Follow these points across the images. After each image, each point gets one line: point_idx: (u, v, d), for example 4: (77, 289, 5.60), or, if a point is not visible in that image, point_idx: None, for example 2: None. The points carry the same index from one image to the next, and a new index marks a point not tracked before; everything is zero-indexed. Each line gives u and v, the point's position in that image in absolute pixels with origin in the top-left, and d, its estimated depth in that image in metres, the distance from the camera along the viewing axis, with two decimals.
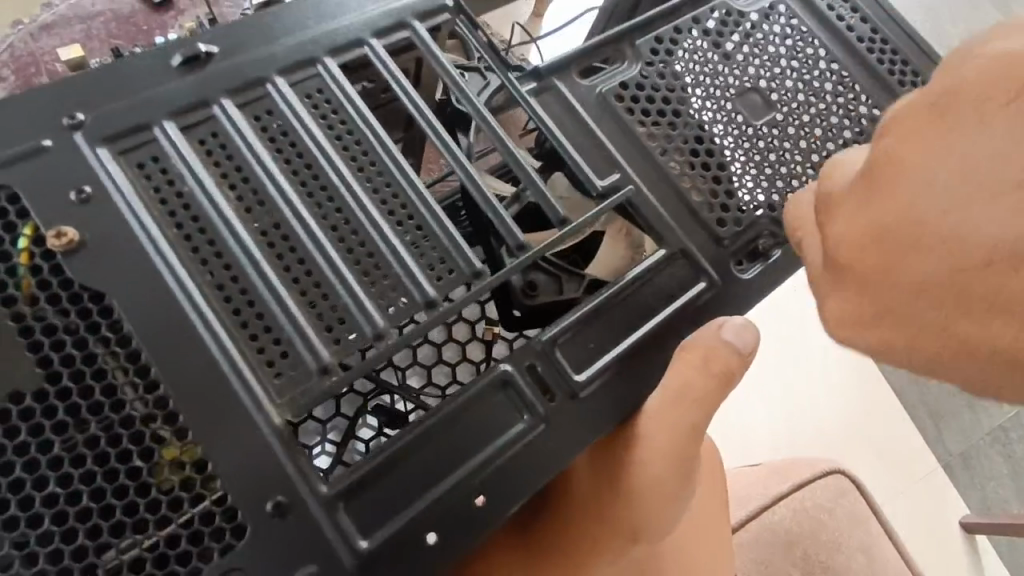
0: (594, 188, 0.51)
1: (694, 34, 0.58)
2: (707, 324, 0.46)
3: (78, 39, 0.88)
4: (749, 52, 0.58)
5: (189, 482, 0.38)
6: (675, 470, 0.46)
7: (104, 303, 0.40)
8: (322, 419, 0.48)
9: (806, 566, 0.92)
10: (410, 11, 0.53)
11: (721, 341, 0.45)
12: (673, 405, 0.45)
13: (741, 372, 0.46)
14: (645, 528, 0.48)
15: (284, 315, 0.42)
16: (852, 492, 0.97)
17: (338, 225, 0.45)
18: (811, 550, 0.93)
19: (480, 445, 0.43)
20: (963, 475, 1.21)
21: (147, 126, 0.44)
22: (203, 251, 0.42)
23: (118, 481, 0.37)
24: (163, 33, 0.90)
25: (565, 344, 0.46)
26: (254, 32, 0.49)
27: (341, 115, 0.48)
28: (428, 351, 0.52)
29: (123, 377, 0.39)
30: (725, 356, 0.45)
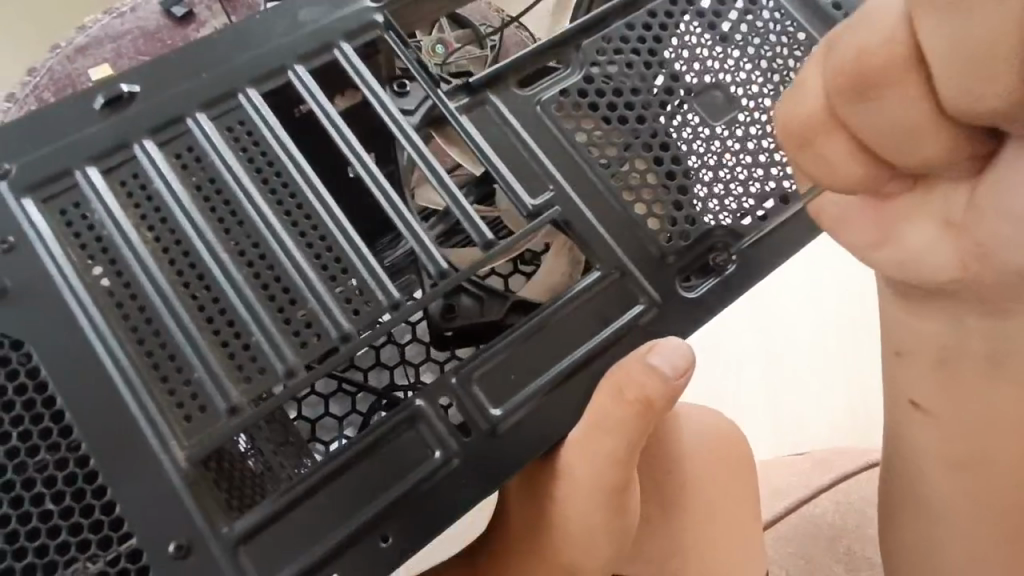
0: (525, 208, 0.48)
1: (686, 18, 0.54)
2: (633, 352, 0.43)
3: (108, 57, 0.88)
4: (749, 31, 0.54)
5: (98, 524, 0.40)
6: (596, 503, 0.45)
7: (23, 350, 0.42)
8: (339, 415, 0.51)
9: (852, 564, 0.81)
10: (338, 32, 0.51)
11: (647, 367, 0.42)
12: (594, 438, 0.43)
13: (670, 401, 0.43)
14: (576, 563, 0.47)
15: (197, 357, 0.43)
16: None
17: (254, 261, 0.45)
18: (856, 546, 0.82)
19: (391, 483, 0.42)
20: None
21: (69, 171, 0.45)
22: (119, 294, 0.43)
23: (31, 524, 0.40)
24: (186, 46, 0.89)
25: (482, 378, 0.44)
26: (177, 67, 0.49)
27: (261, 146, 0.48)
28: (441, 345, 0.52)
29: (37, 424, 0.41)
30: (653, 384, 0.42)
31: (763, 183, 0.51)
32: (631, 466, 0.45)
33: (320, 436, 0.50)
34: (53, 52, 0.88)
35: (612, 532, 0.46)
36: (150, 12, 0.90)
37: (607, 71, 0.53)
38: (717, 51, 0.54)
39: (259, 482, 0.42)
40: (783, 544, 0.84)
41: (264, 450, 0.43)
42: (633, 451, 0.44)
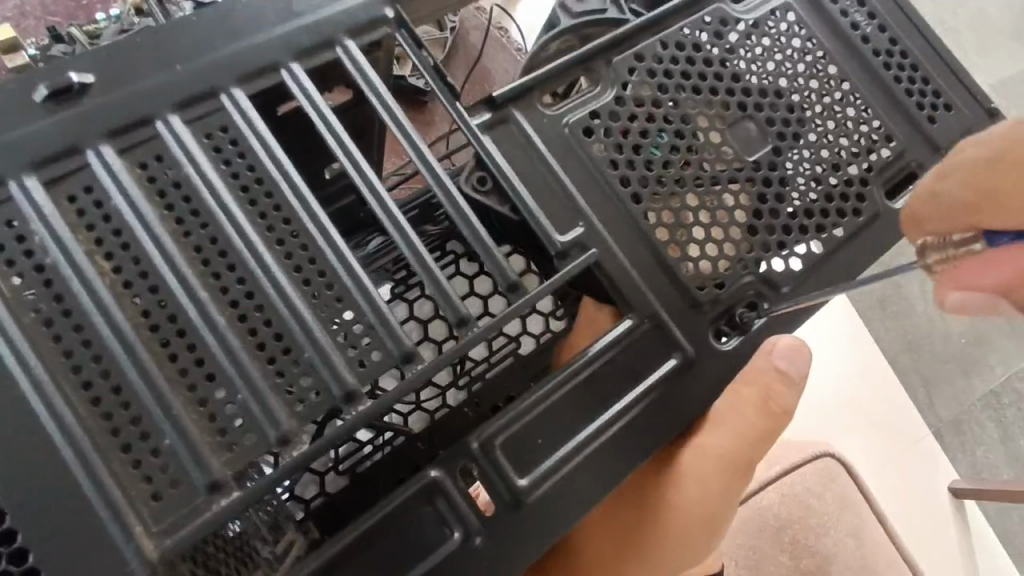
0: (553, 246, 0.43)
1: (705, 40, 0.50)
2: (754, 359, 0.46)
3: (8, 16, 0.75)
4: (766, 61, 0.51)
5: None
6: (710, 496, 0.46)
7: None
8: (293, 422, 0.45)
9: (794, 552, 0.94)
10: (340, 26, 0.44)
11: (774, 369, 0.46)
12: (714, 433, 0.45)
13: (784, 391, 0.46)
14: (659, 559, 0.48)
15: (169, 421, 0.35)
16: (841, 475, 0.95)
17: (240, 300, 0.38)
18: (799, 536, 0.94)
19: (405, 568, 0.37)
20: (953, 441, 1.18)
21: (1, 182, 0.36)
22: (68, 340, 0.35)
23: None
24: (105, 8, 0.76)
25: (507, 442, 0.39)
26: (139, 55, 0.40)
27: (248, 158, 0.40)
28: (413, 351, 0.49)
29: None
30: (778, 381, 0.46)
31: (800, 223, 0.48)
32: (738, 481, 0.47)
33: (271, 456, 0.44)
34: None
35: (694, 537, 0.48)
36: None
37: (639, 93, 0.48)
38: (735, 80, 0.50)
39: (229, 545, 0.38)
40: (734, 538, 0.93)
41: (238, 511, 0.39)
42: (745, 458, 0.46)
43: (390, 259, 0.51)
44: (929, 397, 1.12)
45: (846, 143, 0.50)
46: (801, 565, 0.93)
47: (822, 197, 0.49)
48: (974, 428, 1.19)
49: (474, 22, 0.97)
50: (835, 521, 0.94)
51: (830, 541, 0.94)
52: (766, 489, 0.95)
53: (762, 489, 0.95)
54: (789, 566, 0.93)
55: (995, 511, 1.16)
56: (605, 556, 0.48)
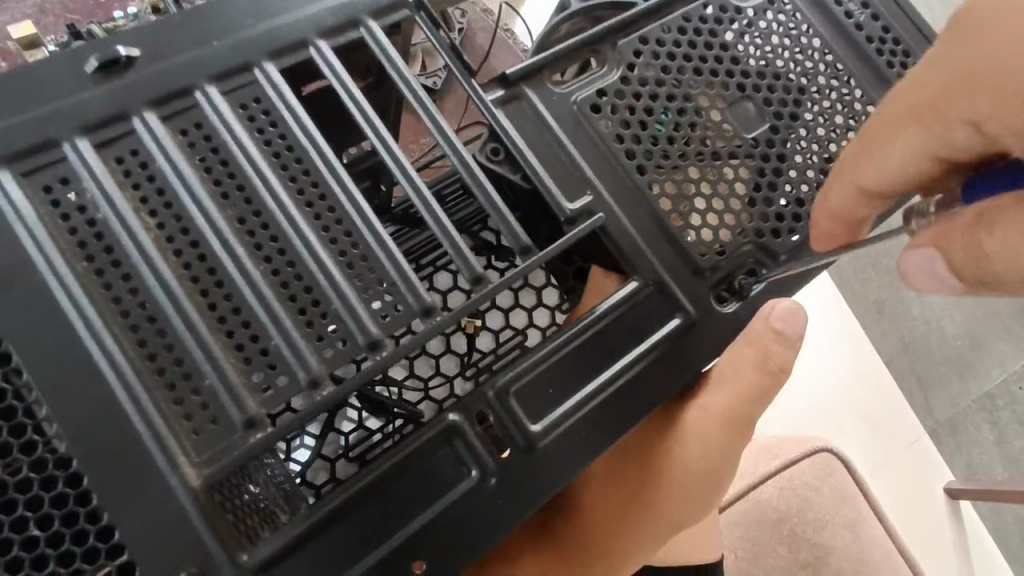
0: (562, 212, 0.46)
1: (706, 25, 0.53)
2: (754, 322, 0.47)
3: (28, 14, 0.77)
4: (764, 44, 0.54)
5: (93, 553, 0.35)
6: (709, 455, 0.48)
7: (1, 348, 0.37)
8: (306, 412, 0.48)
9: (794, 543, 0.95)
10: (365, 9, 0.47)
11: (772, 331, 0.47)
12: (711, 392, 0.48)
13: (782, 356, 0.48)
14: (659, 520, 0.50)
15: (209, 363, 0.38)
16: (840, 471, 0.98)
17: (273, 257, 0.41)
18: (798, 528, 0.96)
19: (422, 505, 0.39)
20: (950, 442, 1.20)
21: (56, 142, 0.39)
22: (116, 288, 0.38)
23: (11, 554, 0.35)
24: (125, 7, 0.79)
25: (520, 391, 0.42)
26: (181, 30, 0.43)
27: (280, 128, 0.43)
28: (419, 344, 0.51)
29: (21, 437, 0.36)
30: (775, 343, 0.48)
31: (794, 197, 0.51)
32: (739, 437, 0.49)
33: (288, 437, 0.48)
34: None
35: (693, 497, 0.50)
36: None
37: (643, 74, 0.51)
38: (734, 61, 0.53)
39: (235, 481, 0.38)
40: (733, 530, 0.97)
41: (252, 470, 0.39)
42: (742, 417, 0.48)
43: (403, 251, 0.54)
44: (925, 398, 1.19)
45: (840, 123, 0.53)
46: (800, 557, 0.95)
47: (815, 173, 0.51)
48: (969, 429, 1.21)
49: (480, 24, 1.02)
50: (834, 514, 0.96)
51: (828, 533, 0.95)
52: (767, 482, 0.97)
53: (765, 480, 0.97)
54: (789, 558, 0.95)
55: (988, 509, 1.18)
56: (611, 514, 0.50)
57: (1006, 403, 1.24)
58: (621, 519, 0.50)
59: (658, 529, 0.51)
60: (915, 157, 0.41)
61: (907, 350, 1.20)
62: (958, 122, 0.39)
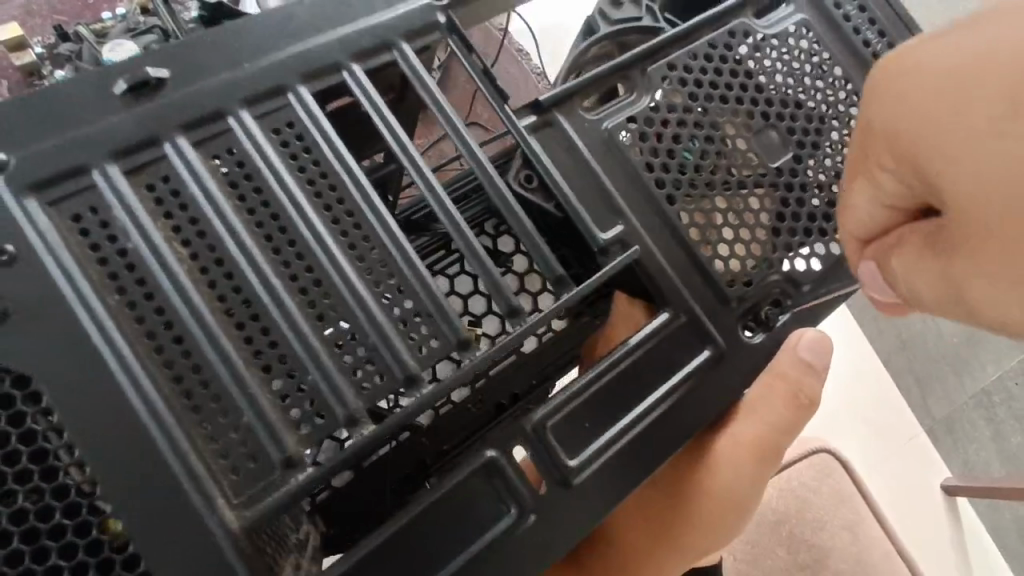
0: (596, 242, 0.46)
1: (732, 52, 0.53)
2: (782, 354, 0.48)
3: (14, 15, 0.75)
4: (789, 72, 0.54)
5: None
6: (746, 482, 0.49)
7: (30, 388, 0.35)
8: None
9: (793, 545, 0.98)
10: (397, 30, 0.46)
11: (801, 362, 0.48)
12: (743, 423, 0.48)
13: (811, 385, 0.49)
14: (693, 544, 0.51)
15: (246, 400, 0.37)
16: (836, 470, 0.99)
17: (308, 288, 0.40)
18: (797, 530, 0.98)
19: (463, 542, 0.39)
20: (946, 440, 1.21)
21: (85, 169, 0.38)
22: (149, 322, 0.37)
23: None
24: (123, 8, 0.77)
25: (557, 426, 0.42)
26: (211, 52, 0.42)
27: (314, 153, 0.42)
28: None
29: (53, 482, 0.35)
30: (806, 373, 0.49)
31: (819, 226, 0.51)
32: (770, 467, 0.50)
33: None
34: None
35: (728, 521, 0.51)
36: None
37: (671, 102, 0.51)
38: (759, 90, 0.53)
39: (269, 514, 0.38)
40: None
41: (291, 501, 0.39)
42: (775, 445, 0.49)
43: None
44: (923, 397, 1.21)
45: None
46: (799, 559, 0.97)
47: (837, 203, 0.52)
48: (966, 427, 1.22)
49: (483, 26, 1.01)
50: (832, 515, 0.98)
51: (827, 535, 0.97)
52: (766, 486, 0.99)
53: (764, 486, 0.99)
54: (788, 559, 0.97)
55: (984, 506, 1.20)
56: (648, 540, 0.51)
57: (1003, 399, 1.24)
58: (659, 544, 0.51)
59: (692, 552, 0.52)
60: (879, 208, 0.37)
61: (903, 347, 1.22)
62: (883, 177, 0.35)
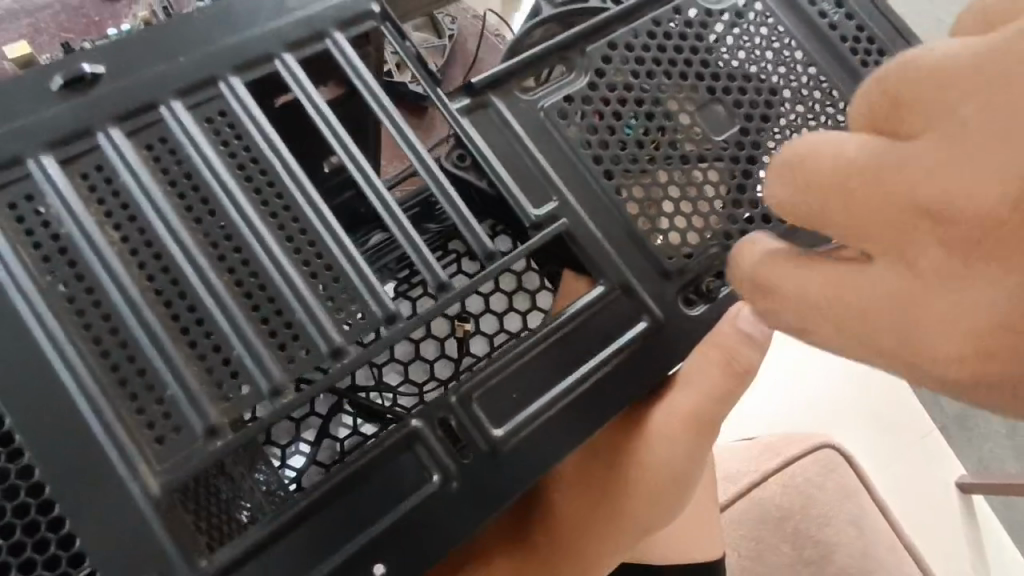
0: (527, 218, 0.47)
1: (675, 28, 0.53)
2: (716, 325, 0.47)
3: (23, 33, 0.78)
4: (736, 45, 0.54)
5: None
6: (677, 454, 0.48)
7: None
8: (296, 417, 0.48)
9: (795, 540, 0.94)
10: (330, 20, 0.47)
11: (737, 331, 0.47)
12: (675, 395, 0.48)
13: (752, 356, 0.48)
14: (631, 522, 0.50)
15: (170, 373, 0.38)
16: (842, 465, 0.97)
17: (236, 268, 0.41)
18: (801, 525, 0.95)
19: (383, 508, 0.40)
20: (960, 437, 1.20)
21: (20, 159, 0.40)
22: (79, 302, 0.38)
23: None
24: (116, 24, 0.79)
25: (483, 396, 0.42)
26: (147, 46, 0.44)
27: (244, 139, 0.43)
28: (406, 347, 0.51)
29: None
30: (742, 346, 0.47)
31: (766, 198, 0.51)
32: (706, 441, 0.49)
33: (277, 439, 0.48)
34: None
35: (665, 499, 0.50)
36: None
37: (611, 79, 0.51)
38: (704, 64, 0.53)
39: (212, 484, 0.40)
40: (735, 527, 0.96)
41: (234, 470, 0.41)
42: (708, 418, 0.48)
43: (393, 258, 0.51)
44: None
45: (812, 123, 0.53)
46: (803, 554, 0.94)
47: None
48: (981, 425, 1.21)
49: (471, 29, 1.00)
50: (837, 510, 0.95)
51: (832, 530, 0.94)
52: (766, 481, 0.97)
53: (763, 480, 0.97)
54: (793, 556, 0.94)
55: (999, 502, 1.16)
56: (582, 517, 0.50)
57: None
58: (593, 523, 0.50)
59: (632, 532, 0.51)
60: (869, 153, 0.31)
61: None
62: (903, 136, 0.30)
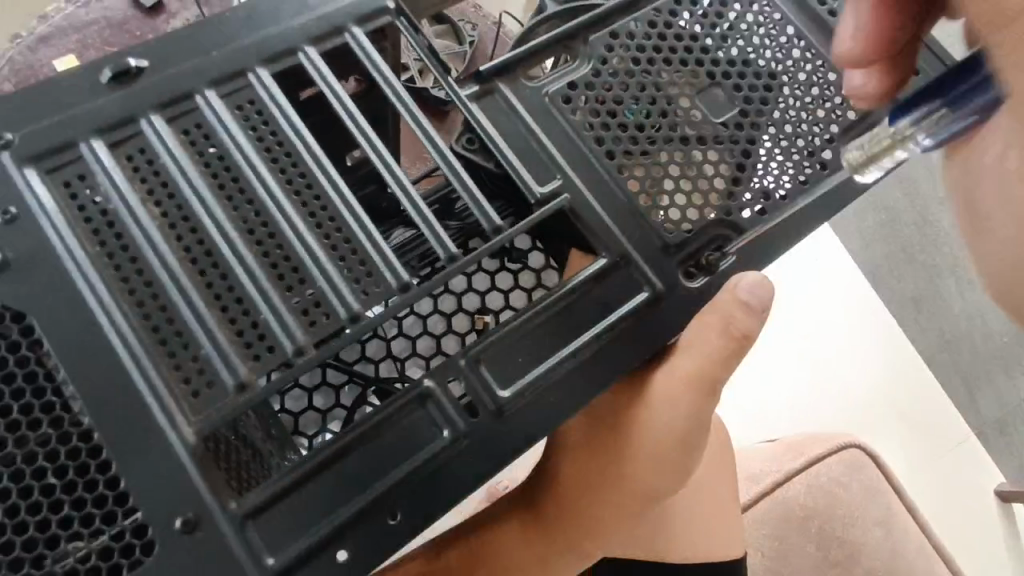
0: (532, 195, 0.49)
1: (677, 17, 0.56)
2: (717, 297, 0.49)
3: (72, 48, 0.84)
4: (737, 32, 0.56)
5: (110, 514, 0.39)
6: (677, 421, 0.50)
7: (32, 335, 0.42)
8: (322, 409, 0.51)
9: (822, 540, 0.88)
10: (349, 16, 0.51)
11: (739, 300, 0.48)
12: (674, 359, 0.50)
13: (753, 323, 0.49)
14: (637, 486, 0.52)
15: (204, 332, 0.42)
16: (868, 466, 0.92)
17: (263, 240, 0.45)
18: (826, 525, 0.88)
19: (397, 462, 0.43)
20: (997, 442, 1.12)
21: (73, 142, 0.44)
22: (124, 269, 0.42)
23: (40, 515, 0.39)
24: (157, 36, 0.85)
25: (491, 359, 0.45)
26: (185, 42, 0.48)
27: (271, 124, 0.47)
28: (428, 342, 0.52)
29: (47, 411, 0.40)
30: (742, 312, 0.49)
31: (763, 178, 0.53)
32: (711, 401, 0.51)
33: (305, 430, 0.50)
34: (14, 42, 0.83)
35: (672, 466, 0.52)
36: (117, 2, 0.86)
37: (613, 67, 0.54)
38: (705, 50, 0.55)
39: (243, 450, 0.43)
40: (760, 528, 0.89)
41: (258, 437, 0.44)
42: (710, 384, 0.50)
43: (416, 254, 0.51)
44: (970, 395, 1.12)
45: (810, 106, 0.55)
46: (830, 556, 0.87)
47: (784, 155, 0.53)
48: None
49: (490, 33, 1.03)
50: (864, 512, 0.89)
51: (860, 531, 0.88)
52: (790, 481, 0.91)
53: (787, 479, 0.90)
54: (818, 557, 0.88)
55: None
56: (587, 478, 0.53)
57: None
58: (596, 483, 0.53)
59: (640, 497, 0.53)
60: None
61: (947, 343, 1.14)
62: None
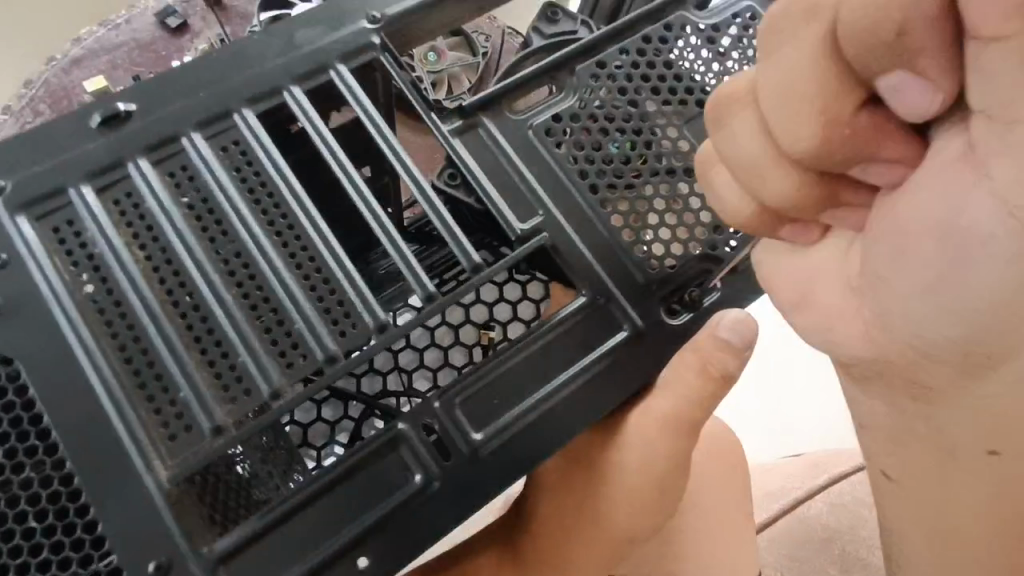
0: (513, 231, 0.49)
1: (664, 45, 0.55)
2: (694, 341, 0.48)
3: (102, 69, 0.85)
4: (726, 59, 0.55)
5: (87, 556, 0.41)
6: (655, 463, 0.50)
7: (19, 380, 0.43)
8: (331, 420, 0.52)
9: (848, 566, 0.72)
10: (335, 53, 0.52)
11: (719, 342, 0.48)
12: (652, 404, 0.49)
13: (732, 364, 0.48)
14: (616, 526, 0.52)
15: (182, 375, 0.43)
16: None
17: (243, 282, 0.45)
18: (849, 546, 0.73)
19: (369, 506, 0.43)
20: None
21: (63, 188, 0.46)
22: (108, 312, 0.44)
23: (20, 557, 0.40)
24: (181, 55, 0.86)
25: (466, 401, 0.45)
26: (172, 85, 0.49)
27: (254, 165, 0.48)
28: (434, 355, 0.53)
29: (32, 455, 0.42)
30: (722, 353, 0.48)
31: None
32: (690, 442, 0.50)
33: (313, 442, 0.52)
34: (48, 64, 0.84)
35: (649, 505, 0.51)
36: (145, 24, 0.87)
37: (599, 97, 0.53)
38: (694, 79, 0.54)
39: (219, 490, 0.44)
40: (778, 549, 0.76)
41: (251, 460, 0.46)
42: (687, 426, 0.49)
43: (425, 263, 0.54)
44: None
45: None
46: None
47: None
48: None
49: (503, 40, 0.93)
50: None
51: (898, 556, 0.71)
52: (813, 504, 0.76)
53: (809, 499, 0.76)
54: None
55: None
56: (568, 518, 0.53)
57: None
58: (576, 526, 0.53)
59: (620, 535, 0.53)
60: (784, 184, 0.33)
61: None
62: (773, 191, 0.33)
